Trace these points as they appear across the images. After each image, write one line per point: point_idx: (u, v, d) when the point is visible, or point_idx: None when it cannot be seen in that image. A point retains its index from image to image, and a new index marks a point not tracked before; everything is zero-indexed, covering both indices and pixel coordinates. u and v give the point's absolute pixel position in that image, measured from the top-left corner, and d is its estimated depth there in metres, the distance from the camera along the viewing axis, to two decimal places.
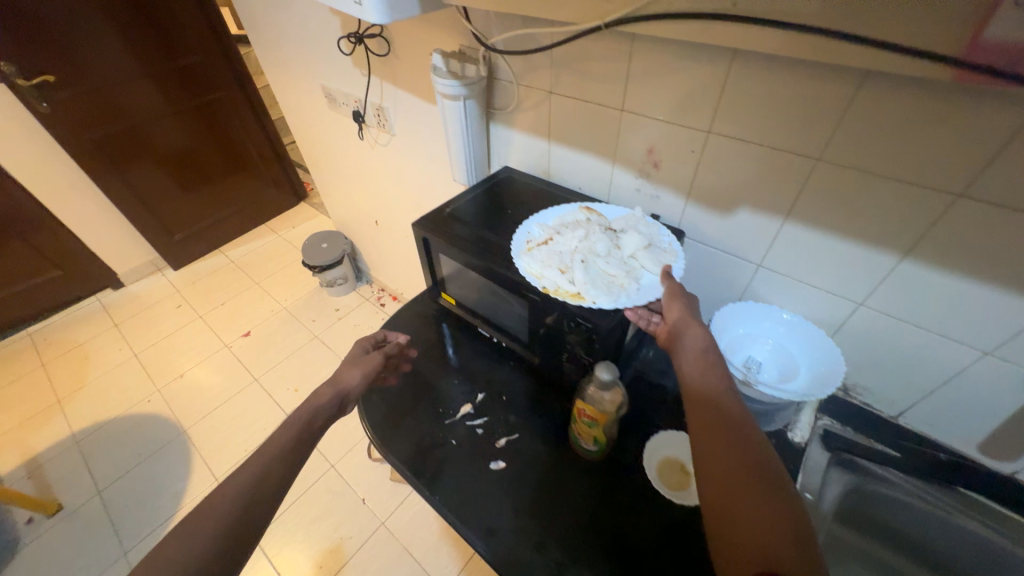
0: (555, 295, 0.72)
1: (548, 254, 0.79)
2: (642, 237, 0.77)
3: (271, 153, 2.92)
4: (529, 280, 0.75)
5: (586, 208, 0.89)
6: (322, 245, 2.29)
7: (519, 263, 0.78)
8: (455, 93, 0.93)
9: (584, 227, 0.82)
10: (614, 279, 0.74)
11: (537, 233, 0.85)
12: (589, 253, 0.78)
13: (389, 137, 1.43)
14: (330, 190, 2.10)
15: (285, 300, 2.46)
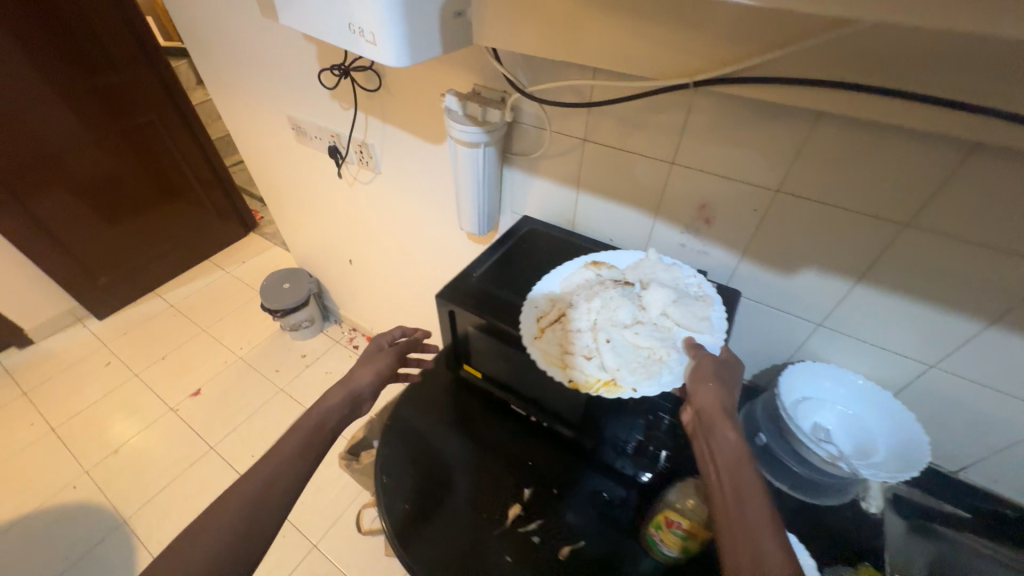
0: (587, 389, 0.64)
1: (568, 335, 0.70)
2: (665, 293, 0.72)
3: (214, 180, 2.60)
4: (552, 374, 0.66)
5: (592, 262, 0.81)
6: (284, 285, 2.05)
7: (534, 354, 0.68)
8: (475, 140, 0.82)
9: (598, 291, 0.74)
10: (649, 350, 0.67)
11: (542, 305, 0.75)
12: (613, 324, 0.70)
13: (374, 175, 1.27)
14: (293, 226, 1.88)
15: (240, 348, 2.17)
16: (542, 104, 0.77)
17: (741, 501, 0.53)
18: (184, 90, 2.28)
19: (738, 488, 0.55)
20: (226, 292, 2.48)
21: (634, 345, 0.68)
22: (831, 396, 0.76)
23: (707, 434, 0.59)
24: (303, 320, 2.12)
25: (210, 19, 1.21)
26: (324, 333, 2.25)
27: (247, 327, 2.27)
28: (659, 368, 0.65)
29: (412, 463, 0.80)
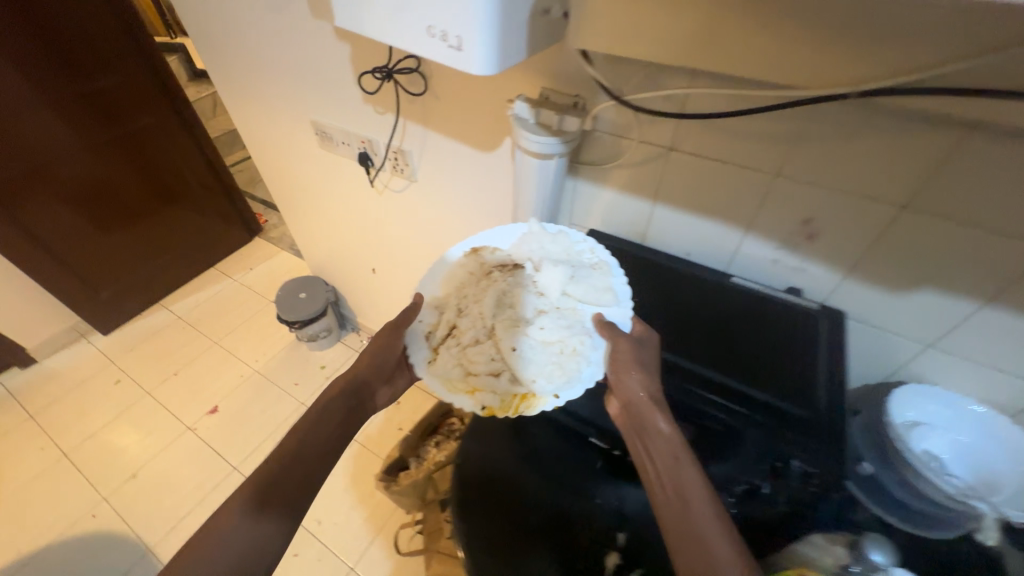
0: (505, 412, 0.72)
1: (465, 351, 0.76)
2: (556, 272, 0.76)
3: (216, 184, 2.48)
4: (466, 405, 0.72)
5: (471, 251, 0.83)
6: (300, 294, 1.96)
7: (436, 383, 0.74)
8: (547, 152, 0.74)
9: (489, 289, 0.78)
10: (560, 344, 0.74)
11: (429, 317, 0.80)
12: (510, 326, 0.76)
13: (408, 183, 1.19)
14: (310, 233, 1.79)
15: (256, 361, 2.09)
16: (633, 110, 0.70)
17: (679, 493, 0.59)
18: (181, 88, 2.14)
19: (680, 485, 0.60)
20: (235, 301, 2.38)
21: (538, 345, 0.74)
22: (941, 421, 0.70)
23: (643, 433, 0.65)
24: (320, 330, 2.03)
25: (224, 18, 1.12)
26: (342, 342, 2.17)
27: (260, 337, 2.19)
28: (570, 364, 0.72)
29: (483, 510, 0.73)
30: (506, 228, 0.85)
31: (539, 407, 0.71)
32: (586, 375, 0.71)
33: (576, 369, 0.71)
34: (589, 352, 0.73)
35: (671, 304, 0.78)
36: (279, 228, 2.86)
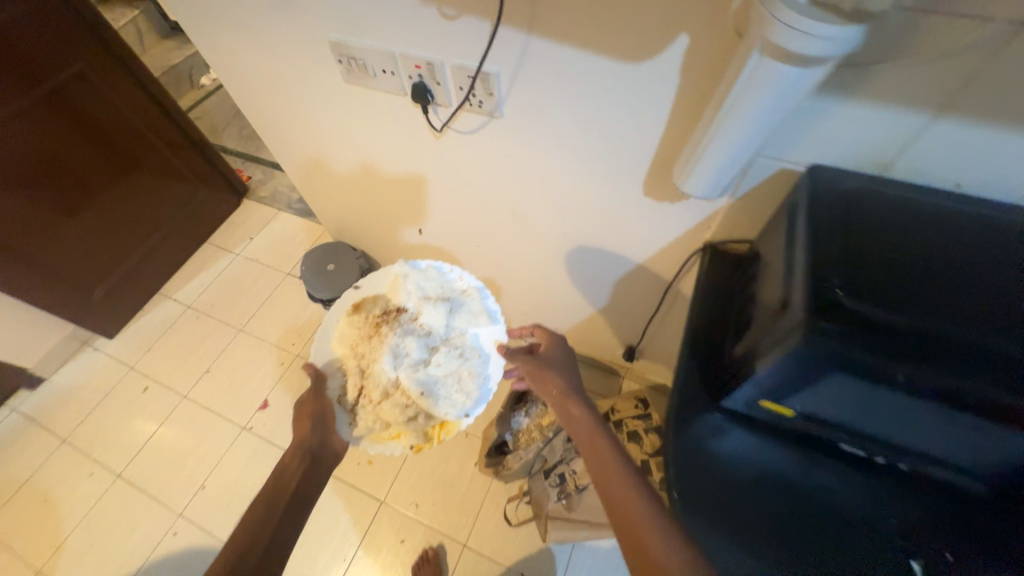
0: (433, 437, 1.20)
1: (381, 404, 1.20)
2: (433, 320, 1.29)
3: (180, 139, 2.03)
4: (405, 445, 1.19)
5: (353, 311, 1.31)
6: (328, 266, 1.68)
7: (368, 440, 1.18)
8: (823, 55, 0.44)
9: (385, 349, 1.25)
10: (454, 374, 1.25)
11: (335, 382, 1.25)
12: (412, 373, 1.24)
13: (487, 120, 0.87)
14: (333, 194, 1.47)
15: (294, 345, 1.87)
16: None
17: (603, 464, 0.73)
18: (94, 2, 1.56)
19: (598, 448, 0.76)
20: (247, 279, 2.09)
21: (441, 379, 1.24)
22: None
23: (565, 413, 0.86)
24: None
25: None
26: None
27: (290, 317, 1.95)
28: (468, 387, 1.23)
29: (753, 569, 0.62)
30: (373, 279, 1.35)
31: (453, 428, 1.21)
32: (481, 395, 1.23)
33: (473, 388, 1.23)
34: (479, 370, 1.26)
35: (994, 285, 0.52)
36: (268, 184, 2.44)
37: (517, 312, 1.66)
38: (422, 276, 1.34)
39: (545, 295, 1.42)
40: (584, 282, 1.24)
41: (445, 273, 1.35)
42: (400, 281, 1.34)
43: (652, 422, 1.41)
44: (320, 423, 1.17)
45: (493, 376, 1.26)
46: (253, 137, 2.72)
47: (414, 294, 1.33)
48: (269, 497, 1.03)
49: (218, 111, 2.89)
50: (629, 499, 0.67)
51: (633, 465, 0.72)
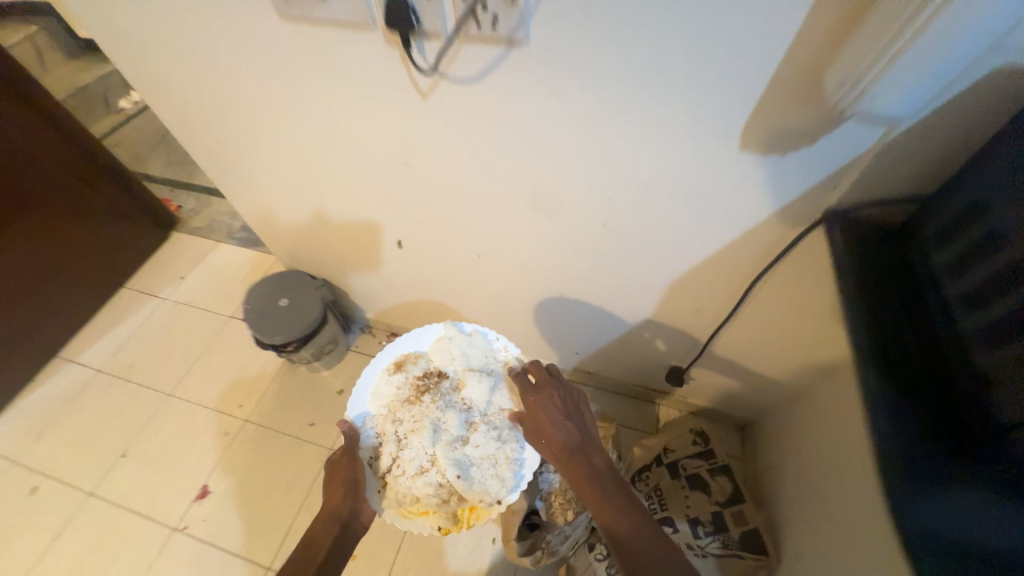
0: (462, 521, 1.02)
1: (414, 477, 1.03)
2: (478, 392, 1.09)
3: (98, 175, 1.65)
4: (429, 523, 1.02)
5: (396, 369, 1.14)
6: (280, 300, 1.33)
7: (394, 514, 1.02)
8: None
9: (425, 419, 1.07)
10: (492, 457, 1.04)
11: (370, 443, 1.08)
12: (449, 450, 1.04)
13: (500, 55, 0.61)
14: (286, 203, 1.14)
15: (241, 407, 1.46)
16: None
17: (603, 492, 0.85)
18: None
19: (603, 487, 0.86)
20: (178, 328, 1.67)
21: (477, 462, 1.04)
22: None
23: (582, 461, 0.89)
24: (326, 342, 1.42)
25: None
26: (355, 350, 1.57)
27: (236, 371, 1.54)
28: (505, 473, 1.02)
29: None
30: (418, 337, 1.17)
31: (485, 514, 1.02)
32: (517, 481, 1.03)
33: (510, 476, 1.02)
34: (519, 456, 1.04)
35: None
36: (203, 213, 2.04)
37: (525, 336, 1.35)
38: (467, 335, 1.15)
39: (567, 309, 1.13)
40: (627, 281, 0.97)
41: (491, 340, 1.15)
42: (445, 342, 1.15)
43: (719, 460, 1.11)
44: (351, 489, 0.98)
45: (529, 464, 1.04)
46: (183, 161, 2.31)
47: (456, 360, 1.13)
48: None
49: (140, 135, 2.47)
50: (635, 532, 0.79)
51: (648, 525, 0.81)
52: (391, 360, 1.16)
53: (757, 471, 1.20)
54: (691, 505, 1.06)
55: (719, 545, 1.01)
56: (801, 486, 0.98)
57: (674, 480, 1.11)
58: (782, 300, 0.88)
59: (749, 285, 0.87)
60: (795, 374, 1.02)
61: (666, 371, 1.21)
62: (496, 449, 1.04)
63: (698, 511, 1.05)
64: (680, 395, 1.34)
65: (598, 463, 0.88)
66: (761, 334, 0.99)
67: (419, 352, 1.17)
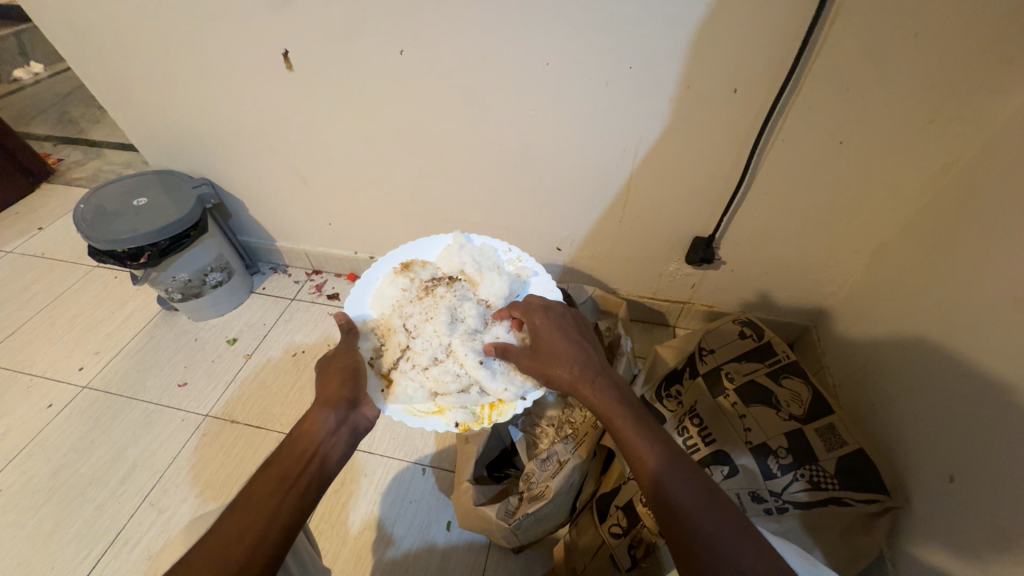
0: (483, 423, 0.64)
1: (426, 373, 0.65)
2: (505, 281, 0.72)
3: None
4: (441, 427, 0.63)
5: (401, 267, 0.75)
6: (135, 200, 0.94)
7: (401, 413, 0.64)
8: None
9: (439, 303, 0.69)
10: None
11: (370, 341, 0.68)
12: (468, 338, 0.67)
13: None
14: (119, 13, 0.76)
15: (80, 371, 1.01)
16: None
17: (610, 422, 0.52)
18: None
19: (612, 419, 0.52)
20: (14, 284, 1.21)
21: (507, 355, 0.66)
22: None
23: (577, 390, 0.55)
24: (206, 270, 1.03)
25: None
26: (260, 292, 1.16)
27: (84, 326, 1.09)
28: None
29: None
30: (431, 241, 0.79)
31: (512, 412, 0.65)
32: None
33: None
34: None
35: None
36: (87, 165, 1.64)
37: (488, 234, 0.99)
38: (470, 242, 0.78)
39: (537, 152, 0.79)
40: (625, 56, 0.63)
41: (506, 248, 0.78)
42: (449, 249, 0.76)
43: (780, 360, 0.75)
44: (353, 379, 0.60)
45: None
46: (76, 119, 1.91)
47: (469, 261, 0.74)
48: (252, 506, 0.46)
49: (29, 96, 2.02)
50: (658, 479, 0.47)
51: (679, 465, 0.47)
52: (393, 262, 0.77)
53: (845, 379, 0.82)
54: (750, 427, 0.69)
55: (805, 486, 0.63)
56: (951, 364, 0.60)
57: (718, 398, 0.73)
58: (875, 38, 0.54)
59: (819, 9, 0.53)
60: (876, 193, 0.70)
61: (687, 254, 0.88)
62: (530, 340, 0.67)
63: (762, 435, 0.68)
64: (703, 304, 1.00)
65: (602, 387, 0.55)
66: (831, 137, 0.65)
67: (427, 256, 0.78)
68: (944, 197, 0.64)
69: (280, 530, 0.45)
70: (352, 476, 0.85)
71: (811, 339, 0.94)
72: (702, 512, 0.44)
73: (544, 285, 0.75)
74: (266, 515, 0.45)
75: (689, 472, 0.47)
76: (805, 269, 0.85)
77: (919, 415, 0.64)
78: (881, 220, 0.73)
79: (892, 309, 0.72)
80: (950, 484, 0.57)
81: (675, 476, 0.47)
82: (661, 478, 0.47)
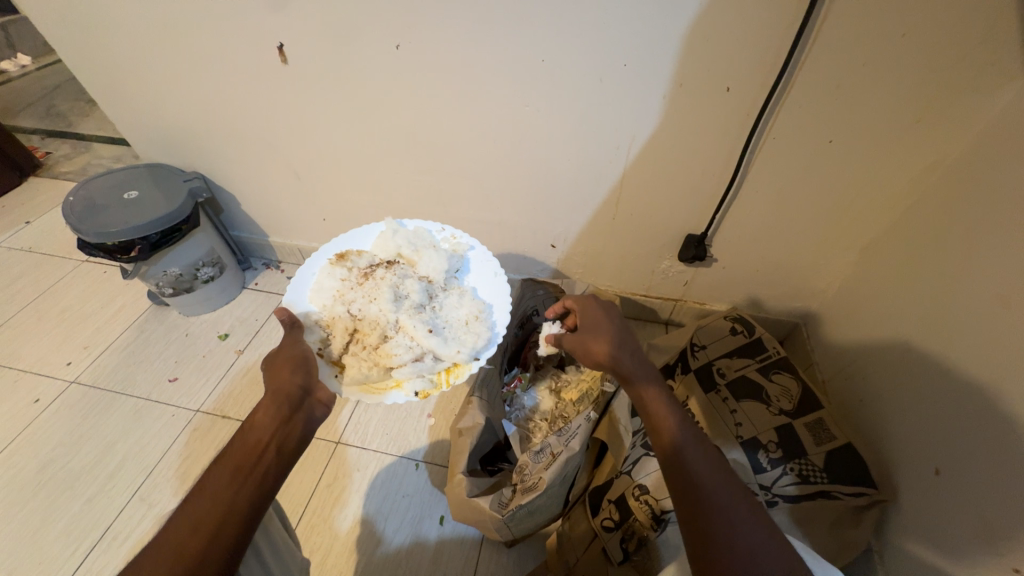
0: (441, 388, 0.65)
1: (378, 351, 0.65)
2: (442, 256, 0.73)
3: None
4: (400, 399, 0.63)
5: (335, 258, 0.73)
6: (124, 194, 0.92)
7: (361, 394, 0.63)
8: None
9: (380, 284, 0.69)
10: (462, 316, 0.68)
11: (314, 333, 0.66)
12: (415, 312, 0.68)
13: None
14: (109, 3, 0.75)
15: (68, 366, 0.99)
16: None
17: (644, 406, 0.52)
18: None
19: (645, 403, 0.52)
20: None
21: (453, 323, 0.68)
22: None
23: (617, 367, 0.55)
24: (198, 265, 1.02)
25: None
26: (253, 288, 1.15)
27: (71, 322, 1.08)
28: (480, 327, 0.67)
29: None
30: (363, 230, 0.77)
31: (468, 373, 0.66)
32: (495, 335, 0.68)
33: (485, 326, 0.67)
34: (490, 316, 0.69)
35: None
36: (77, 159, 1.61)
37: (482, 231, 0.99)
38: (403, 225, 0.78)
39: (533, 149, 0.79)
40: (619, 52, 0.63)
41: (440, 228, 0.78)
42: (381, 235, 0.76)
43: (770, 356, 0.76)
44: (303, 366, 0.59)
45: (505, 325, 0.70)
46: (65, 112, 1.87)
47: (405, 242, 0.74)
48: (206, 500, 0.44)
49: (16, 89, 1.98)
50: (690, 466, 0.46)
51: (709, 455, 0.47)
52: (327, 254, 0.75)
53: (834, 376, 0.83)
54: (742, 422, 0.69)
55: (795, 479, 0.64)
56: (936, 360, 0.61)
57: (710, 393, 0.73)
58: (865, 38, 0.55)
59: (812, 7, 0.53)
60: (866, 192, 0.71)
61: (680, 252, 0.89)
62: (475, 305, 0.69)
63: (752, 429, 0.68)
64: (695, 302, 1.01)
65: (643, 369, 0.54)
66: (821, 135, 0.66)
67: (361, 245, 0.77)
68: (931, 196, 0.66)
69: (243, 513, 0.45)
70: (346, 471, 0.85)
71: (801, 336, 0.96)
72: (729, 498, 0.44)
73: (482, 255, 0.76)
74: (223, 504, 0.44)
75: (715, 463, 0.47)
76: (797, 268, 0.87)
77: (906, 409, 0.65)
78: (870, 219, 0.74)
79: (880, 306, 0.73)
80: (935, 477, 0.58)
81: (704, 462, 0.46)
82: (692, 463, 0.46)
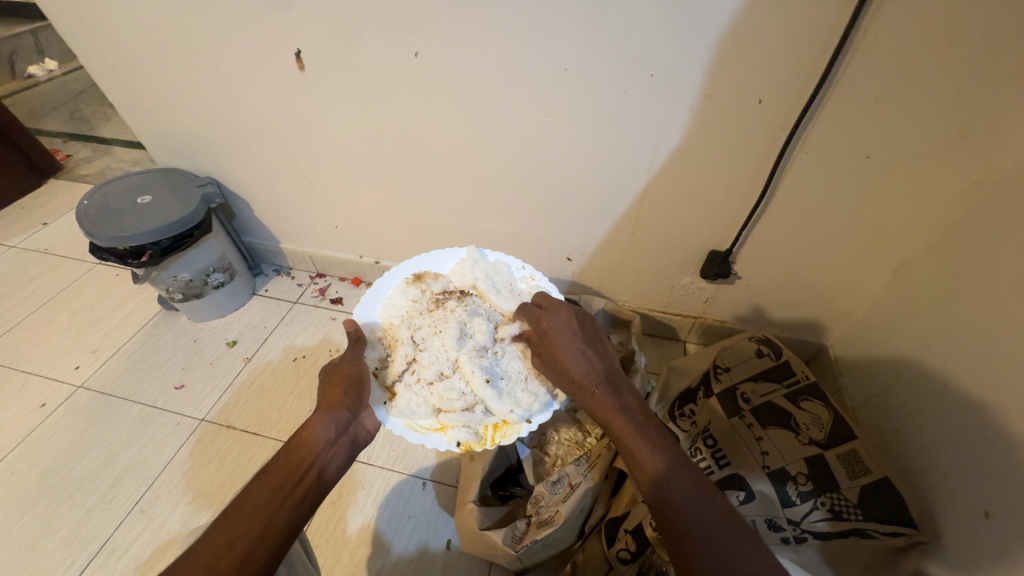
0: (484, 445, 0.64)
1: (431, 389, 0.64)
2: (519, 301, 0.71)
3: None
4: (442, 446, 0.63)
5: (413, 278, 0.75)
6: (137, 199, 0.92)
7: (402, 427, 0.63)
8: None
9: (449, 317, 0.68)
10: (523, 370, 0.67)
11: (375, 351, 0.68)
12: (476, 355, 0.66)
13: None
14: (130, 7, 0.75)
15: (76, 370, 0.98)
16: None
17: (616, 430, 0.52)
18: None
19: (618, 428, 0.52)
20: (14, 280, 1.20)
21: (511, 377, 0.66)
22: None
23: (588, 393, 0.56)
24: (209, 271, 1.01)
25: None
26: (263, 294, 1.14)
27: (82, 324, 1.07)
28: (539, 389, 0.65)
29: None
30: (444, 253, 0.78)
31: (514, 434, 0.65)
32: (553, 397, 0.66)
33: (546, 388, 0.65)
34: None
35: None
36: (97, 162, 1.63)
37: (497, 242, 0.96)
38: (484, 257, 0.77)
39: (552, 159, 0.77)
40: (645, 62, 0.61)
41: (520, 264, 0.78)
42: (463, 263, 0.76)
43: (799, 380, 0.72)
44: (356, 388, 0.60)
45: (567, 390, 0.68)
46: (89, 116, 1.91)
47: (483, 275, 0.74)
48: (246, 518, 0.45)
49: (43, 93, 2.02)
50: (663, 491, 0.46)
51: (681, 476, 0.47)
52: (405, 272, 0.77)
53: (866, 403, 0.78)
54: (768, 451, 0.65)
55: (826, 515, 0.60)
56: (983, 391, 0.56)
57: (733, 418, 0.70)
58: (911, 46, 0.52)
59: (855, 12, 0.50)
60: (904, 209, 0.67)
61: (702, 268, 0.86)
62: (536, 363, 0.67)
63: (780, 459, 0.64)
64: (715, 319, 0.97)
65: (610, 394, 0.54)
66: (858, 150, 0.62)
67: (440, 267, 0.78)
68: (975, 215, 0.62)
69: (269, 545, 0.44)
70: (350, 486, 0.82)
71: (827, 359, 0.91)
72: (707, 524, 0.43)
73: None
74: (254, 533, 0.44)
75: (697, 487, 0.46)
76: (824, 287, 0.83)
77: (948, 444, 0.60)
78: (905, 238, 0.70)
79: (917, 331, 0.69)
80: (985, 520, 0.53)
81: (678, 486, 0.46)
82: (664, 487, 0.46)
